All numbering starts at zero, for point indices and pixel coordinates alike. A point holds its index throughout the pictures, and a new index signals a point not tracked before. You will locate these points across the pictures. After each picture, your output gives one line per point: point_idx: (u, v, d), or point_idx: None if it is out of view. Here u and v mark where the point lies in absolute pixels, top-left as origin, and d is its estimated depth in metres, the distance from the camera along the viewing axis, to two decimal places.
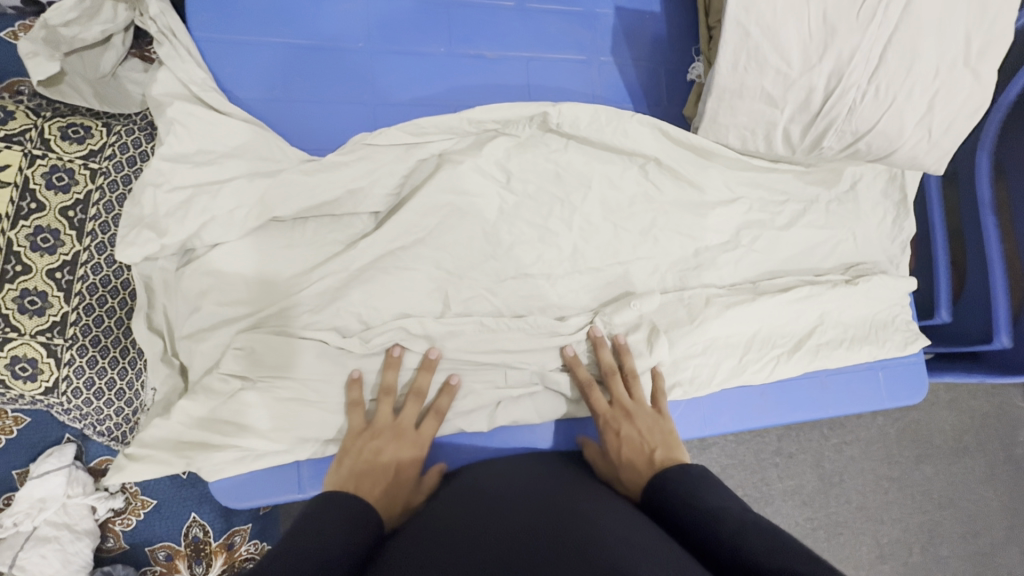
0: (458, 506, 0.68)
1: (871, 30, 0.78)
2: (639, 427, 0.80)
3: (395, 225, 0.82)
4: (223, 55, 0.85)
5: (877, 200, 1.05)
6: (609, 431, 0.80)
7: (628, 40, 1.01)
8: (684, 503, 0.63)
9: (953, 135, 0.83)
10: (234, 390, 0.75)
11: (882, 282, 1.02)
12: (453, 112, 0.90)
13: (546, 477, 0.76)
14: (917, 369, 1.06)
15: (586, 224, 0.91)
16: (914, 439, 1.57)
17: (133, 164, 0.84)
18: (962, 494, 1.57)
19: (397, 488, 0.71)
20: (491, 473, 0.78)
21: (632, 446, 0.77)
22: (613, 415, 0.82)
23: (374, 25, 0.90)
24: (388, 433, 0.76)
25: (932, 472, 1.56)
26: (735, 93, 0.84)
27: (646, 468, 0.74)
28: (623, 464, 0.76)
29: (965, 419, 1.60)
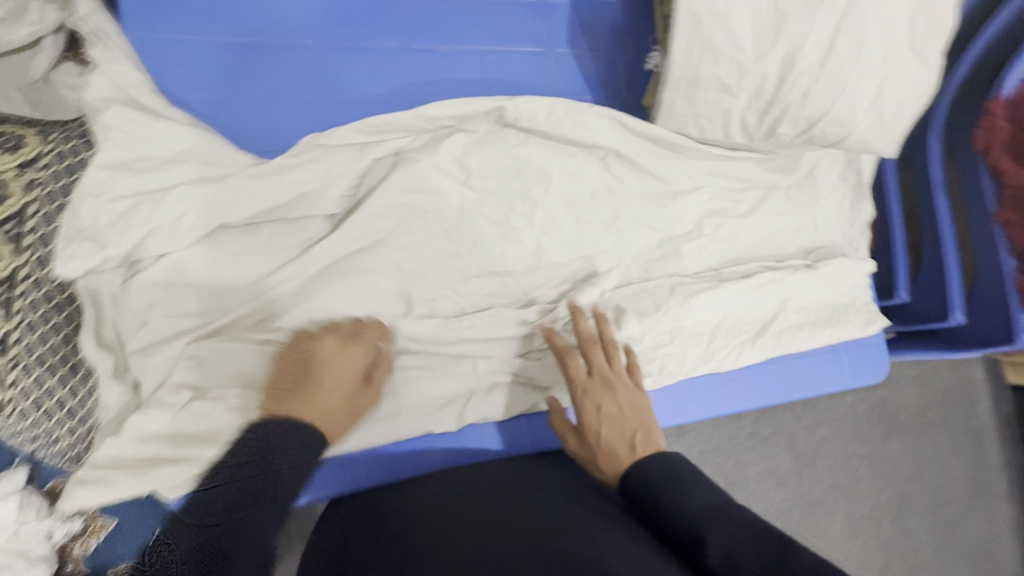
0: (444, 513, 0.70)
1: (819, 17, 0.78)
2: (619, 404, 0.76)
3: (352, 227, 0.80)
4: (163, 56, 0.81)
5: (834, 184, 1.07)
6: (588, 407, 0.76)
7: (585, 31, 1.00)
8: (670, 507, 0.63)
9: (903, 119, 0.85)
10: (189, 404, 0.73)
11: (841, 266, 1.04)
12: (407, 110, 0.88)
13: (526, 472, 0.78)
14: (877, 348, 1.09)
15: (549, 218, 0.90)
16: (882, 414, 1.61)
17: (71, 173, 0.78)
18: (928, 466, 1.62)
19: (338, 410, 0.75)
20: (466, 487, 0.76)
21: (612, 427, 0.75)
22: (591, 389, 0.77)
23: (322, 20, 0.87)
24: (329, 361, 0.74)
25: (900, 447, 1.61)
26: (692, 83, 0.83)
27: (627, 454, 0.72)
28: (600, 442, 0.74)
29: (929, 393, 1.66)
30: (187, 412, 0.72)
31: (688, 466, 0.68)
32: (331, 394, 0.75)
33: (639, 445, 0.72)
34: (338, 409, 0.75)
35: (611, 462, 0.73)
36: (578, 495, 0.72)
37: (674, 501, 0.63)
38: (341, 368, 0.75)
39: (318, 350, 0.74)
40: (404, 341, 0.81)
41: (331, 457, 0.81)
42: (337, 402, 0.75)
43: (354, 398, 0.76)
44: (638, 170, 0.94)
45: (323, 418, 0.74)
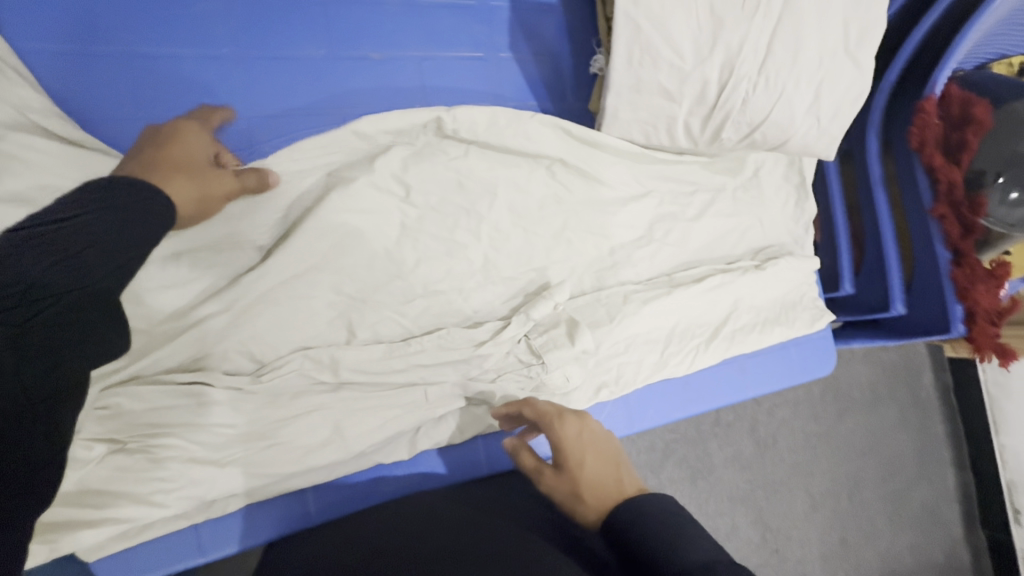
0: (393, 541, 0.65)
1: (755, 23, 0.78)
2: (598, 434, 0.68)
3: (288, 251, 0.74)
4: (56, 69, 0.73)
5: (778, 184, 1.08)
6: (567, 437, 0.67)
7: (526, 33, 0.96)
8: (661, 542, 0.53)
9: (840, 122, 0.86)
10: (109, 458, 0.66)
11: (788, 265, 1.05)
12: (338, 124, 0.83)
13: (482, 506, 0.74)
14: (826, 342, 1.11)
15: (498, 231, 0.87)
16: (835, 395, 1.68)
17: None
18: (878, 444, 1.70)
19: (188, 170, 0.65)
20: (425, 520, 0.70)
21: (594, 458, 0.65)
22: (569, 417, 0.69)
23: (238, 27, 0.80)
24: (170, 131, 0.68)
25: (853, 424, 1.68)
26: (633, 89, 0.81)
27: (615, 485, 0.63)
28: (586, 472, 0.64)
29: (876, 374, 1.73)
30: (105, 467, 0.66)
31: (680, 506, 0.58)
32: (175, 154, 0.65)
33: (624, 478, 0.64)
34: (190, 175, 0.65)
35: (595, 499, 0.62)
36: (551, 531, 0.66)
37: (668, 544, 0.53)
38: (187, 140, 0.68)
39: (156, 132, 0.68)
40: (348, 372, 0.76)
41: (273, 497, 0.76)
42: (185, 166, 0.65)
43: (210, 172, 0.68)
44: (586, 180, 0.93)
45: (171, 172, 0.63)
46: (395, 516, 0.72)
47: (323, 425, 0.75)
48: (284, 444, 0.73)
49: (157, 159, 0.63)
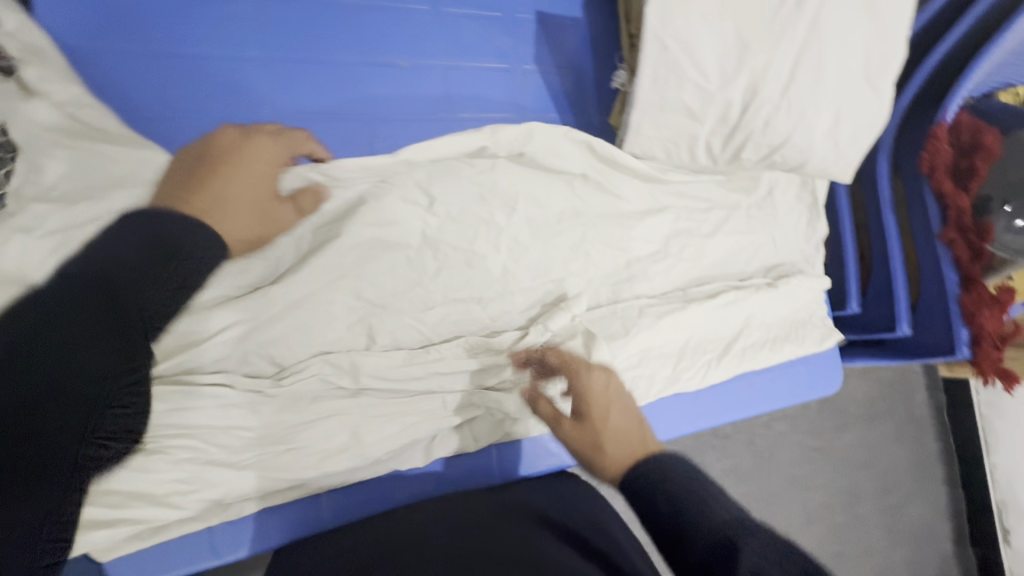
0: (412, 542, 0.65)
1: (781, 47, 0.79)
2: (622, 393, 0.69)
3: (315, 268, 0.76)
4: (97, 66, 0.74)
5: (791, 203, 1.10)
6: (591, 388, 0.69)
7: (550, 47, 0.98)
8: (686, 504, 0.49)
9: (857, 147, 0.87)
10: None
11: (800, 283, 1.07)
12: (371, 146, 0.86)
13: (499, 500, 0.75)
14: (833, 361, 1.13)
15: (518, 240, 0.88)
16: (833, 411, 1.69)
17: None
18: (874, 461, 1.71)
19: (247, 202, 0.66)
20: (438, 524, 0.69)
21: (616, 412, 0.65)
22: (596, 373, 0.71)
23: (271, 30, 0.82)
24: (233, 147, 0.65)
25: (850, 439, 1.70)
26: (658, 107, 0.82)
27: (639, 440, 0.61)
28: (607, 425, 0.64)
29: (874, 391, 1.75)
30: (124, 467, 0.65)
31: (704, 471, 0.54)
32: (236, 180, 0.65)
33: (647, 435, 0.62)
34: (246, 208, 0.66)
35: (615, 447, 0.61)
36: (566, 530, 0.67)
37: (695, 512, 0.48)
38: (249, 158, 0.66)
39: (216, 143, 0.66)
40: (368, 377, 0.77)
41: (287, 502, 0.76)
42: (244, 196, 0.65)
43: (265, 200, 0.70)
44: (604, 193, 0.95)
45: (231, 208, 0.64)
46: (409, 519, 0.72)
47: (341, 431, 0.75)
48: (301, 449, 0.73)
49: (200, 176, 0.63)
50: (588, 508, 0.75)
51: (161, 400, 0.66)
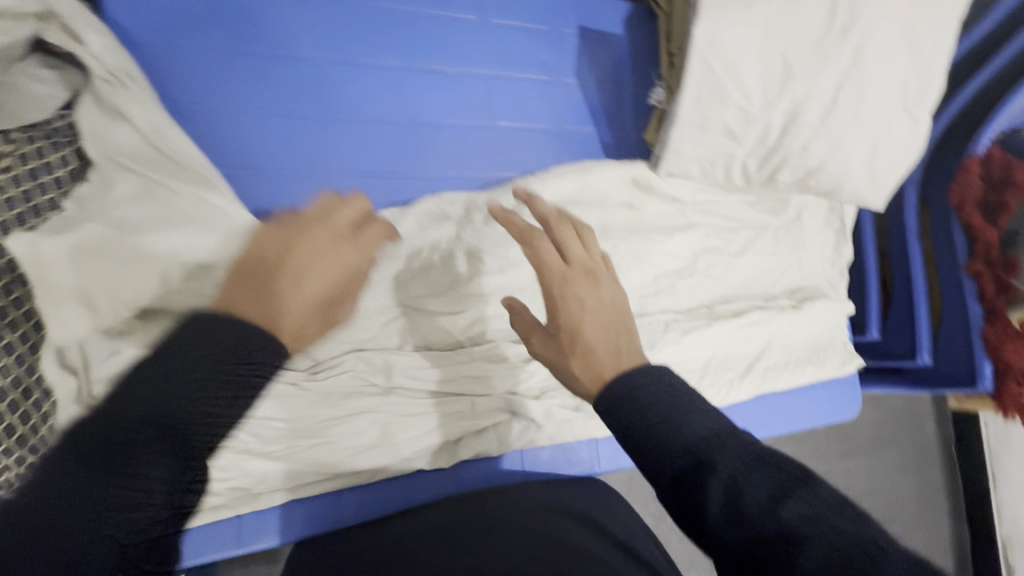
0: (442, 544, 0.66)
1: (823, 74, 0.81)
2: (603, 304, 0.57)
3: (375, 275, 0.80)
4: (158, 60, 0.77)
5: (819, 227, 1.11)
6: (566, 301, 0.57)
7: (590, 62, 1.00)
8: (655, 424, 0.44)
9: (892, 175, 0.88)
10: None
11: (824, 307, 1.07)
12: (413, 152, 0.88)
13: (526, 498, 0.76)
14: (853, 387, 1.13)
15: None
16: (841, 437, 1.69)
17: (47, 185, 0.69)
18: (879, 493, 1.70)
19: (313, 305, 0.58)
20: (461, 525, 0.70)
21: (593, 327, 0.55)
22: (575, 282, 0.58)
23: (325, 33, 0.85)
24: (307, 248, 0.59)
25: (857, 466, 1.69)
26: (698, 126, 0.84)
27: (611, 357, 0.52)
28: (576, 339, 0.55)
29: (883, 419, 1.75)
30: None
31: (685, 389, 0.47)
32: (303, 285, 0.57)
33: (624, 347, 0.53)
34: (312, 312, 0.58)
35: (585, 364, 0.52)
36: (597, 529, 0.68)
37: (670, 428, 0.43)
38: (320, 261, 0.60)
39: (290, 240, 0.59)
40: (400, 377, 0.78)
41: (312, 496, 0.76)
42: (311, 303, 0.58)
43: (333, 303, 0.61)
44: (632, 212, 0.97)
45: (295, 313, 0.56)
46: (433, 518, 0.73)
47: (371, 429, 0.75)
48: (331, 443, 0.74)
49: (274, 270, 0.57)
50: (608, 509, 0.75)
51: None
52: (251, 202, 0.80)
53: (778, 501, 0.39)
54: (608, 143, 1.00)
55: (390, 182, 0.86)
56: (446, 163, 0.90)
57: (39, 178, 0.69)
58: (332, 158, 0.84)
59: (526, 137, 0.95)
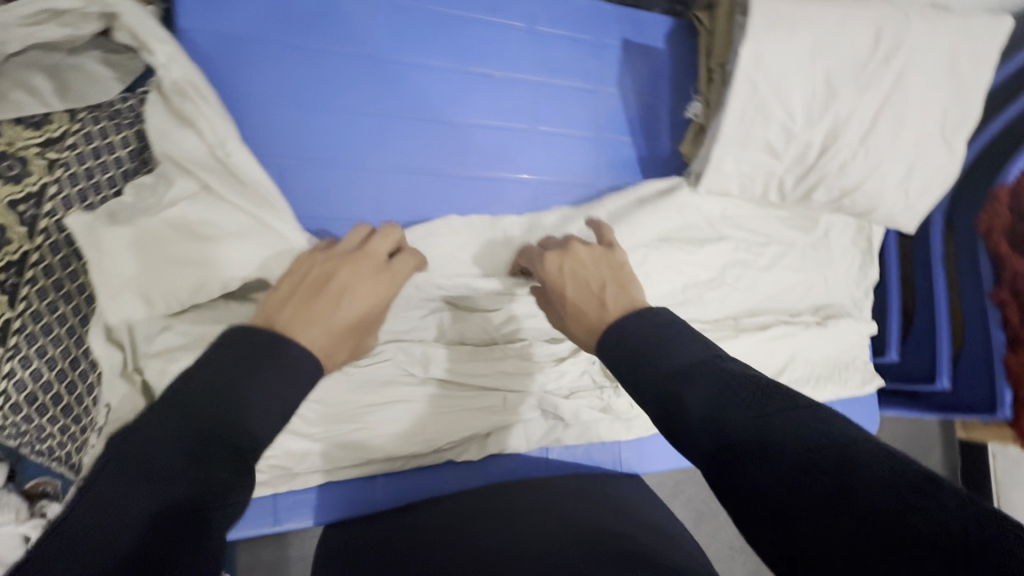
0: (479, 527, 0.69)
1: (866, 97, 0.83)
2: (582, 263, 0.68)
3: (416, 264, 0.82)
4: (219, 50, 0.79)
5: (846, 247, 1.12)
6: (548, 268, 0.69)
7: (631, 73, 1.03)
8: (639, 365, 0.51)
9: (926, 199, 0.90)
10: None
11: (848, 325, 1.09)
12: (458, 152, 0.91)
13: (556, 488, 0.79)
14: (871, 406, 1.14)
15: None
16: None
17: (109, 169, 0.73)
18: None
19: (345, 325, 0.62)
20: (495, 511, 0.72)
21: (576, 284, 0.65)
22: (552, 253, 0.71)
23: (382, 32, 0.88)
24: (348, 273, 0.65)
25: None
26: (740, 141, 0.86)
27: (597, 310, 0.61)
28: (566, 304, 0.64)
29: (918, 448, 1.67)
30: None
31: (657, 323, 0.54)
32: (341, 305, 0.62)
33: (607, 298, 0.61)
34: (345, 331, 0.62)
35: (579, 320, 0.62)
36: (629, 519, 0.71)
37: (651, 364, 0.50)
38: (363, 285, 0.65)
39: (332, 265, 0.65)
40: (437, 368, 0.79)
41: (346, 480, 0.78)
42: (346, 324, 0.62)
43: (365, 328, 0.65)
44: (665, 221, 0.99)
45: (328, 331, 0.60)
46: (466, 506, 0.75)
47: (407, 417, 0.77)
48: (369, 428, 0.76)
49: (314, 292, 0.62)
50: (643, 506, 0.78)
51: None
52: (303, 191, 0.82)
53: (752, 416, 0.43)
54: (645, 153, 1.03)
55: (435, 180, 0.89)
56: (488, 164, 0.92)
57: (101, 157, 0.72)
58: (381, 153, 0.86)
59: (567, 141, 0.97)
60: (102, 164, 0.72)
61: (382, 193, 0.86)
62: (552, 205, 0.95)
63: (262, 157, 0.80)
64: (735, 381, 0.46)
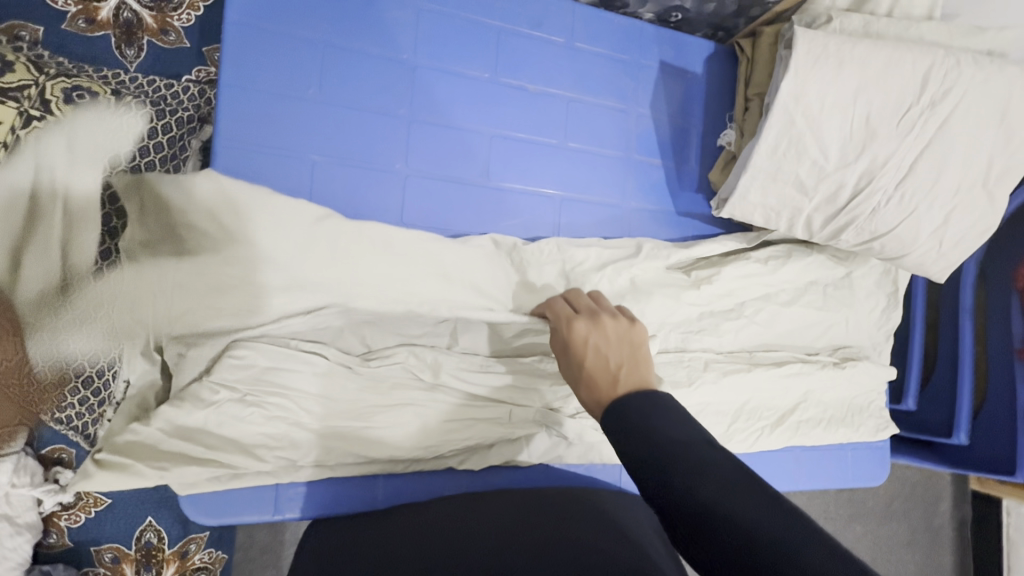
0: (462, 532, 0.70)
1: (906, 140, 0.82)
2: (607, 337, 0.67)
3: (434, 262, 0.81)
4: (262, 45, 0.81)
5: (871, 289, 1.08)
6: (573, 335, 0.69)
7: (666, 96, 1.02)
8: (633, 437, 0.54)
9: (960, 250, 0.88)
10: (220, 401, 0.70)
11: (866, 369, 1.06)
12: (486, 162, 0.91)
13: (537, 495, 0.80)
14: (882, 453, 1.11)
15: (606, 274, 0.89)
16: (850, 499, 1.55)
17: (161, 150, 0.84)
18: (916, 572, 1.57)
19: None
20: (476, 515, 0.74)
21: (597, 358, 0.66)
22: (579, 321, 0.71)
23: (422, 38, 0.89)
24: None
25: (862, 533, 1.55)
26: (770, 175, 0.85)
27: (609, 387, 0.61)
28: (583, 375, 0.65)
29: (926, 498, 1.62)
30: (218, 412, 0.70)
31: (662, 407, 0.56)
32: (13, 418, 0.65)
33: (621, 379, 0.62)
34: None
35: (591, 393, 0.63)
36: (610, 529, 0.71)
37: (643, 436, 0.53)
38: None
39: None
40: (447, 375, 0.80)
41: (347, 477, 0.80)
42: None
43: None
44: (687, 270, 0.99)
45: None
46: (455, 508, 0.76)
47: (412, 421, 0.78)
48: (375, 428, 0.77)
49: None
50: (631, 520, 0.77)
51: (263, 355, 0.72)
52: (331, 189, 0.83)
53: (723, 495, 0.47)
54: (673, 176, 1.02)
55: (460, 188, 0.90)
56: (515, 176, 0.92)
57: (142, 141, 0.82)
58: (410, 157, 0.87)
59: (595, 159, 0.97)
60: (143, 147, 0.81)
61: (407, 196, 0.87)
62: (574, 221, 0.95)
63: (294, 152, 0.81)
64: (724, 463, 0.50)
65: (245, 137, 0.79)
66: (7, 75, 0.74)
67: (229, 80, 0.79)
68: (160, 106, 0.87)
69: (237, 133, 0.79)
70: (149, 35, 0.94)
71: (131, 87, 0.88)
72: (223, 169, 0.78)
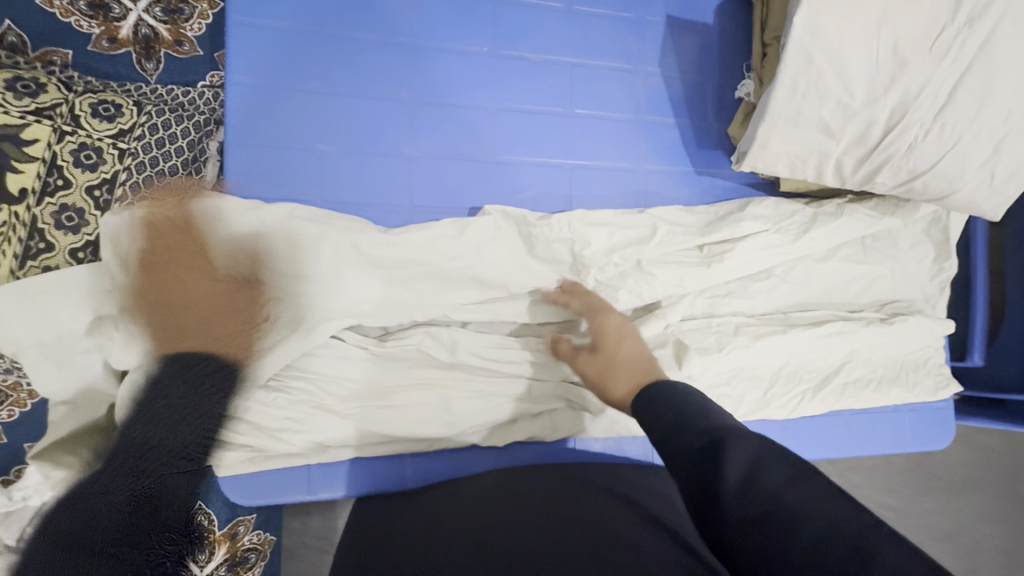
0: (492, 513, 0.69)
1: (943, 66, 0.74)
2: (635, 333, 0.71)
3: (442, 242, 0.81)
4: (258, 43, 0.83)
5: (918, 238, 0.99)
6: (605, 322, 0.71)
7: (676, 52, 0.98)
8: (675, 422, 0.52)
9: (1016, 183, 0.80)
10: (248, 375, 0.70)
11: (917, 323, 0.98)
12: (491, 136, 0.90)
13: (562, 478, 0.77)
14: (944, 414, 1.03)
15: (613, 259, 0.86)
16: (915, 470, 1.44)
17: (180, 154, 0.89)
18: (999, 546, 1.45)
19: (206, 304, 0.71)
20: (501, 497, 0.73)
21: (633, 343, 0.68)
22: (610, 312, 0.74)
23: (418, 19, 0.89)
24: None
25: (931, 505, 1.44)
26: (790, 120, 0.79)
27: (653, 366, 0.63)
28: (623, 352, 0.66)
29: (1007, 464, 1.48)
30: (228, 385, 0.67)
31: (699, 397, 0.54)
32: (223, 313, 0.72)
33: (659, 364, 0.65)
34: None
35: (634, 369, 0.64)
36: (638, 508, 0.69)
37: (684, 417, 0.52)
38: None
39: None
40: (464, 354, 0.80)
41: (375, 457, 0.81)
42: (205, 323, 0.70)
43: None
44: (702, 243, 0.91)
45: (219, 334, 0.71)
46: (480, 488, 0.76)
47: (432, 402, 0.78)
48: (395, 408, 0.77)
49: None
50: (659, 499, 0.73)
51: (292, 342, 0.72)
52: (339, 178, 0.85)
53: (788, 487, 0.44)
54: (690, 135, 0.97)
55: (467, 165, 0.89)
56: (521, 149, 0.91)
57: (164, 147, 0.88)
58: (414, 139, 0.88)
59: (603, 125, 0.94)
60: (164, 153, 0.88)
61: (414, 178, 0.87)
62: (588, 191, 0.93)
63: (302, 144, 0.83)
64: (769, 454, 0.47)
65: (254, 133, 0.82)
66: (40, 95, 0.82)
67: (235, 79, 0.82)
68: (178, 111, 0.91)
69: (248, 130, 0.82)
70: (166, 48, 0.99)
71: (152, 98, 0.92)
72: (236, 166, 0.81)
